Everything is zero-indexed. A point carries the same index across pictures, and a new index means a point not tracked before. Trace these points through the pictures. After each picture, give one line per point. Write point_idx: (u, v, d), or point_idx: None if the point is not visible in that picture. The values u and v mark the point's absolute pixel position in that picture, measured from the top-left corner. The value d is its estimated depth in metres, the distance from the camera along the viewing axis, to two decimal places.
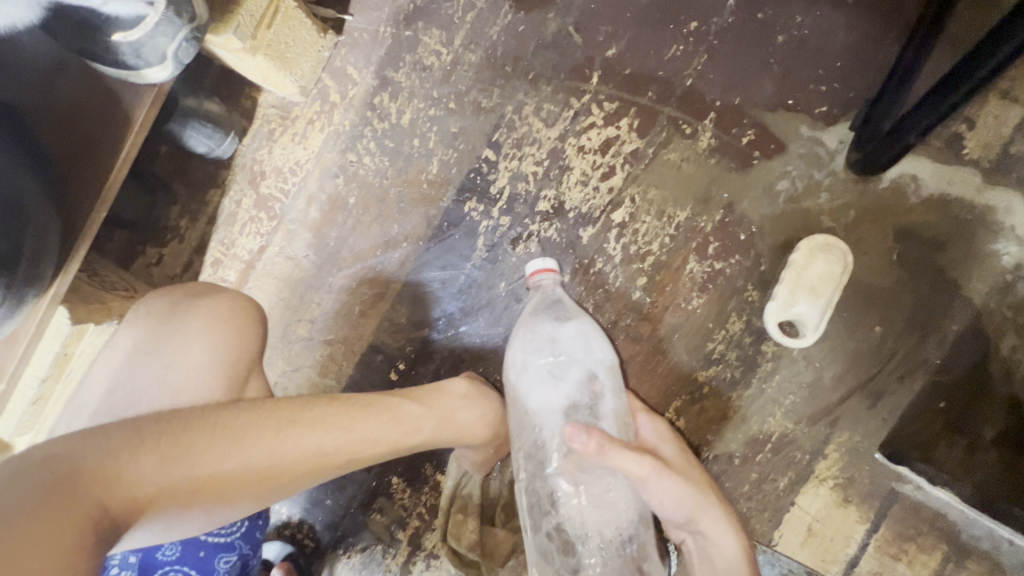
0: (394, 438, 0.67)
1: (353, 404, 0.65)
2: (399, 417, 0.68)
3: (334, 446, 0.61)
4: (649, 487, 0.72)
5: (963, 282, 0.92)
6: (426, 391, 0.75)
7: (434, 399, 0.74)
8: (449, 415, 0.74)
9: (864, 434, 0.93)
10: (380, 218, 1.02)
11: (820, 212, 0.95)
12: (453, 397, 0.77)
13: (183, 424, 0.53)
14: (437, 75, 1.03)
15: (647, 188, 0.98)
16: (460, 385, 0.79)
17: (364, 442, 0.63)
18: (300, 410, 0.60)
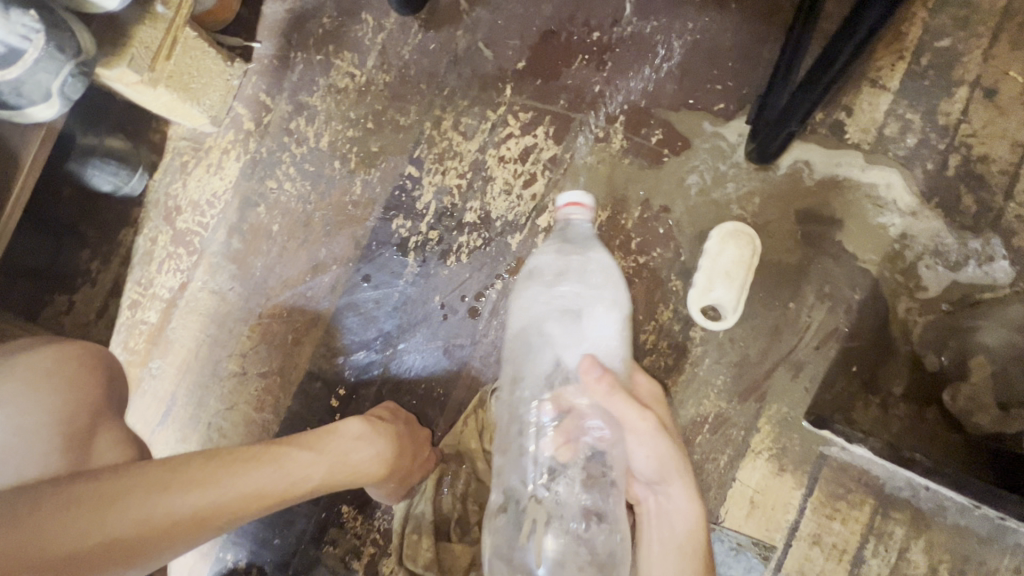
0: (282, 486, 0.63)
1: (232, 457, 0.62)
2: (287, 464, 0.64)
3: (208, 505, 0.58)
4: (642, 439, 0.75)
5: (860, 254, 1.01)
6: (323, 431, 0.71)
7: (330, 439, 0.70)
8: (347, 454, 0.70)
9: (791, 405, 0.99)
10: (306, 243, 1.01)
11: (729, 201, 1.01)
12: (353, 435, 0.73)
13: (43, 499, 0.54)
14: (353, 96, 1.03)
15: (569, 192, 1.01)
16: (359, 424, 0.75)
17: (244, 499, 0.60)
18: (174, 471, 0.58)
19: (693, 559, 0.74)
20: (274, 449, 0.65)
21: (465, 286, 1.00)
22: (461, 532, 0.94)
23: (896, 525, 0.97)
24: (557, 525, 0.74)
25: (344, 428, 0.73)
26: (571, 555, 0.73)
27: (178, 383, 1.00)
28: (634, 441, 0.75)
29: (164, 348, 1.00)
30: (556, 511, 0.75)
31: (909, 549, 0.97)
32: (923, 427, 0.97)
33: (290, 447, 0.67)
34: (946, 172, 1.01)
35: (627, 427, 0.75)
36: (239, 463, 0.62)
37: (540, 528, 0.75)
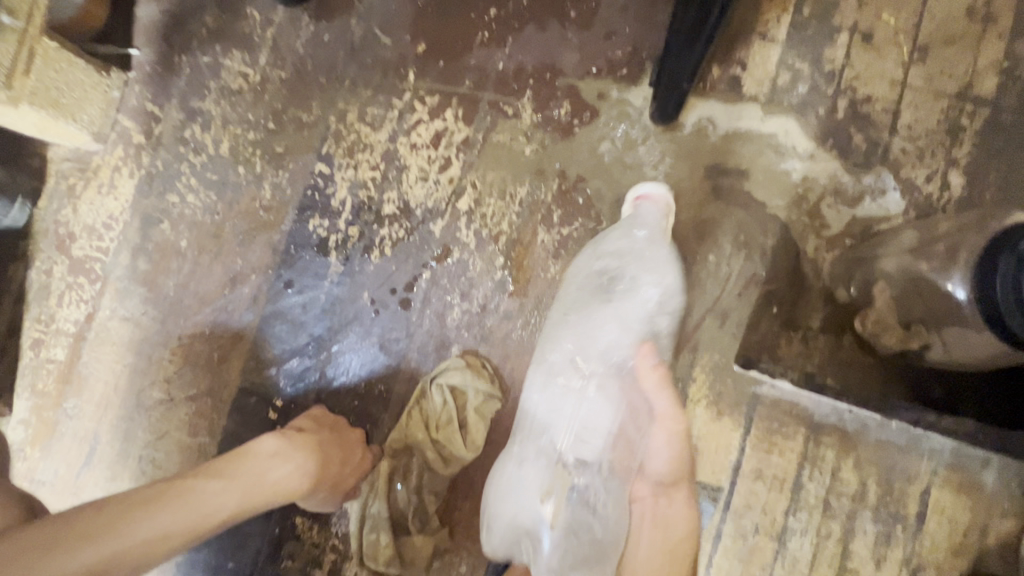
0: (195, 519, 0.66)
1: (134, 502, 0.63)
2: (197, 497, 0.67)
3: (113, 553, 0.59)
4: (664, 438, 0.76)
5: (768, 201, 1.06)
6: (235, 458, 0.74)
7: (243, 463, 0.73)
8: (263, 473, 0.74)
9: (721, 352, 1.04)
10: (219, 255, 0.96)
11: (642, 165, 1.03)
12: (266, 457, 0.76)
13: None
14: (249, 97, 0.98)
15: (485, 172, 1.01)
16: (272, 442, 0.78)
17: (144, 542, 0.61)
18: (59, 528, 0.58)
19: (678, 567, 0.73)
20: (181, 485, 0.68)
21: (393, 279, 0.99)
22: (421, 523, 0.95)
23: (827, 448, 1.04)
24: (569, 501, 0.78)
25: (259, 450, 0.76)
26: (564, 531, 0.78)
27: (99, 420, 0.94)
28: (654, 438, 0.77)
29: (77, 385, 0.94)
30: (576, 488, 0.78)
31: (840, 469, 1.04)
32: (841, 353, 1.03)
33: (200, 481, 0.69)
34: (836, 115, 1.07)
35: (656, 424, 0.76)
36: (144, 506, 0.63)
37: (557, 496, 0.79)
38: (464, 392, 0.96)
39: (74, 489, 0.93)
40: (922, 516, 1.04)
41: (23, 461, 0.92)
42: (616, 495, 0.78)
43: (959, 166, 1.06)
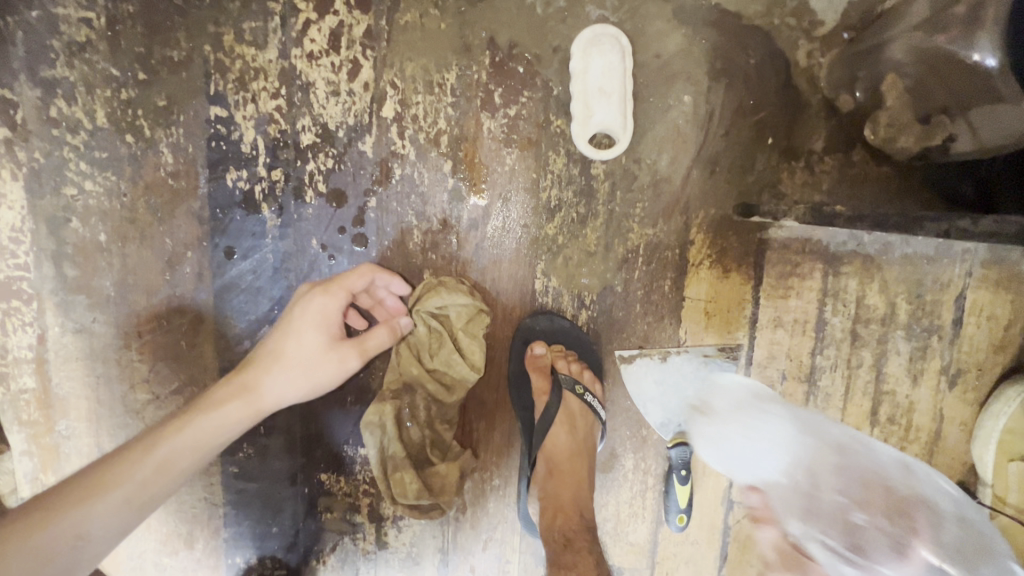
0: (142, 478, 0.68)
1: (89, 477, 0.66)
2: (140, 456, 0.69)
3: (63, 534, 0.63)
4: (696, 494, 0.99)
5: (744, 10, 0.88)
6: (196, 408, 0.74)
7: (198, 416, 0.73)
8: (262, 388, 0.77)
9: (718, 203, 0.93)
10: (145, 240, 0.87)
11: (584, 6, 0.86)
12: (278, 373, 0.77)
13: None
14: (104, 48, 0.82)
15: (402, 65, 0.85)
16: (307, 318, 0.79)
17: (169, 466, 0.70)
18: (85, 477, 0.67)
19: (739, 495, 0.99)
20: (126, 451, 0.70)
21: (338, 218, 0.88)
22: (441, 452, 0.93)
23: (849, 278, 0.96)
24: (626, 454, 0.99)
25: (284, 349, 0.78)
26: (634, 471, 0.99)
27: (97, 434, 0.91)
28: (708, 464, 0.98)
29: (61, 407, 0.90)
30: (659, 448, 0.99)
31: (865, 295, 0.97)
32: (852, 171, 0.90)
33: (150, 443, 0.70)
34: None
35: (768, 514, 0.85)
36: (91, 482, 0.66)
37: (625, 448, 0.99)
38: (447, 312, 0.89)
39: None
40: (959, 321, 0.97)
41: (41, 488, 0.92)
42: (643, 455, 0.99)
43: None
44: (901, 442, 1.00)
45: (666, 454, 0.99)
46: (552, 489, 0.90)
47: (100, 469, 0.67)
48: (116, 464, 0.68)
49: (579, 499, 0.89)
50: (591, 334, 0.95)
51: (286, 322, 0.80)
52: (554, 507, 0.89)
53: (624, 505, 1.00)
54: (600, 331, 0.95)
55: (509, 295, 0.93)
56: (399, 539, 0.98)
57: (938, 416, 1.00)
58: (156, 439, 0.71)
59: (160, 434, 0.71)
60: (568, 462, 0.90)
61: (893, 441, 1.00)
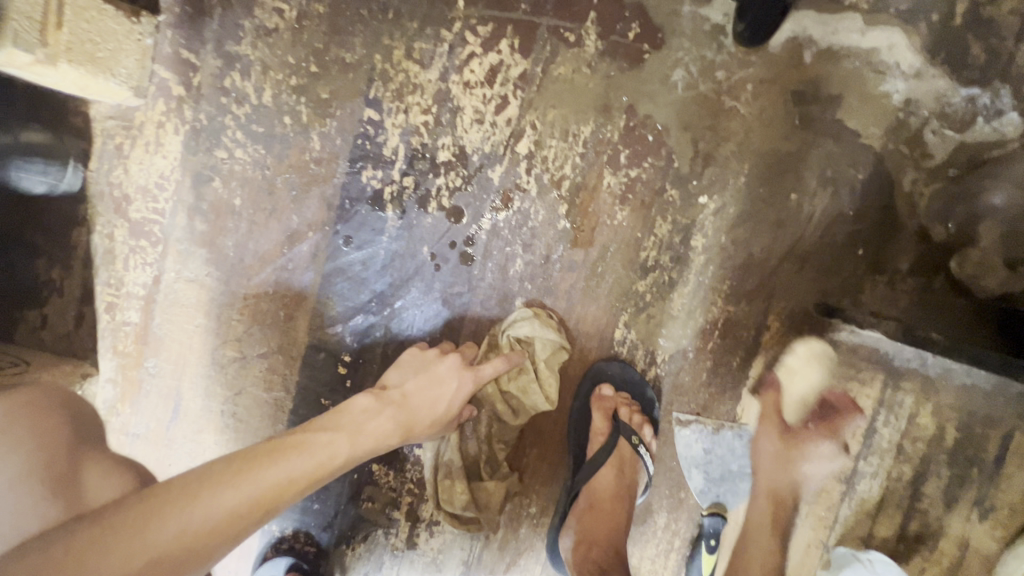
0: (314, 471, 0.73)
1: (268, 455, 0.71)
2: (314, 449, 0.74)
3: (246, 501, 0.66)
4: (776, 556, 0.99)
5: (863, 130, 0.95)
6: (356, 419, 0.81)
7: (362, 425, 0.80)
8: (410, 427, 0.84)
9: (799, 297, 0.98)
10: (274, 213, 0.94)
11: (720, 95, 0.93)
12: (425, 415, 0.86)
13: (188, 487, 0.64)
14: (287, 37, 0.90)
15: (546, 110, 0.92)
16: (459, 387, 0.89)
17: (339, 458, 0.76)
18: (272, 449, 0.72)
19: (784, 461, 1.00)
20: (300, 440, 0.75)
21: (452, 232, 0.95)
22: (491, 469, 0.98)
23: (906, 394, 1.01)
24: (659, 509, 1.02)
25: (435, 403, 0.87)
26: (663, 531, 1.02)
27: (180, 377, 0.97)
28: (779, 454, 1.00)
29: (155, 346, 0.96)
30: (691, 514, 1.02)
31: (918, 413, 1.01)
32: (931, 297, 0.96)
33: (319, 438, 0.76)
34: (953, 23, 0.93)
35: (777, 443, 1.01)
36: (274, 457, 0.71)
37: (659, 508, 1.02)
38: (533, 342, 0.94)
39: (166, 441, 0.97)
40: (1001, 459, 1.01)
41: (114, 417, 0.96)
42: (674, 519, 1.02)
43: None
44: (923, 563, 1.03)
45: (699, 521, 1.01)
46: (589, 523, 0.94)
47: (282, 448, 0.72)
48: (295, 448, 0.73)
49: (613, 537, 0.93)
50: (655, 391, 0.99)
51: (439, 381, 0.88)
52: (587, 539, 0.93)
53: (647, 561, 1.03)
54: (663, 390, 1.00)
55: (587, 338, 0.98)
56: (429, 543, 1.02)
57: (964, 545, 1.02)
58: (327, 440, 0.76)
59: (332, 434, 0.77)
60: (608, 501, 0.95)
61: (916, 558, 1.03)
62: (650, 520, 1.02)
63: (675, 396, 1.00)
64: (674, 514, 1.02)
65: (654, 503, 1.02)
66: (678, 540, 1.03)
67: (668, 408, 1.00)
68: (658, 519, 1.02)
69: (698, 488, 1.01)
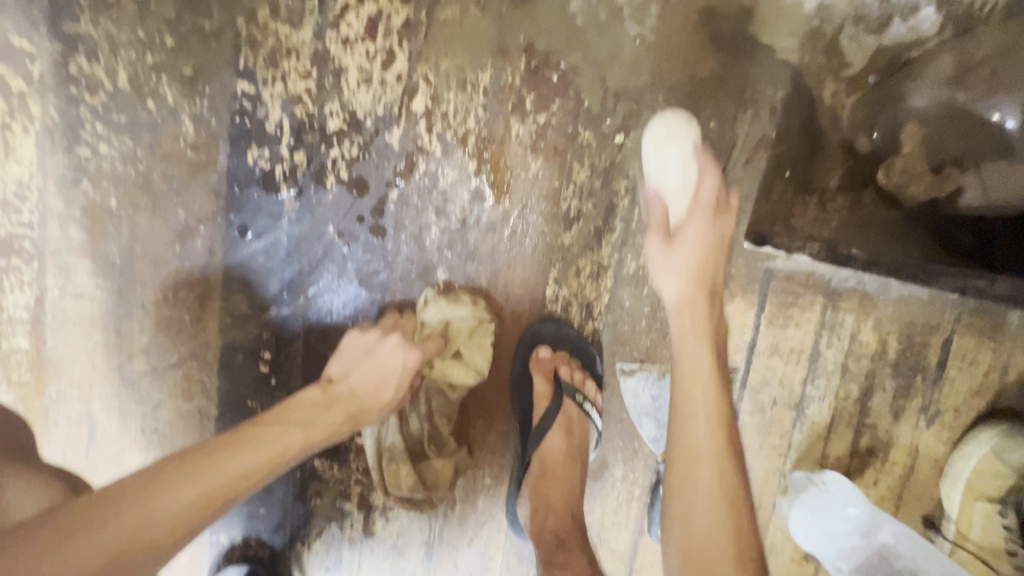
0: (270, 462, 0.69)
1: (218, 450, 0.67)
2: (265, 443, 0.70)
3: (198, 499, 0.62)
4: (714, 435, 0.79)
5: (777, 44, 0.90)
6: (309, 407, 0.77)
7: (315, 414, 0.76)
8: (363, 411, 0.80)
9: (731, 230, 0.94)
10: (157, 210, 0.85)
11: (623, 22, 0.86)
12: (375, 401, 0.82)
13: (134, 485, 0.60)
14: (132, 9, 0.80)
15: (438, 60, 0.84)
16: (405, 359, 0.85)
17: (295, 446, 0.72)
18: (222, 443, 0.68)
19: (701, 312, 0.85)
20: (250, 433, 0.70)
21: (357, 207, 0.88)
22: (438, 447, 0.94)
23: (846, 313, 0.99)
24: (615, 461, 1.00)
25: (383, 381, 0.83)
26: (621, 482, 1.01)
27: (89, 401, 0.90)
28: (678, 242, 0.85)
29: (54, 371, 0.88)
30: (648, 464, 1.01)
31: (859, 331, 1.00)
32: (862, 212, 0.91)
33: (269, 428, 0.72)
34: None
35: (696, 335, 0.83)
36: (226, 450, 0.67)
37: (616, 459, 1.01)
38: (450, 324, 0.90)
39: (88, 468, 0.91)
40: (943, 364, 1.01)
41: None
42: (631, 469, 1.01)
43: None
44: (876, 474, 1.05)
45: (656, 468, 1.00)
46: (543, 491, 0.93)
47: (235, 441, 0.69)
48: (247, 441, 0.69)
49: (569, 502, 0.93)
50: (595, 344, 0.96)
51: (383, 358, 0.84)
52: (544, 508, 0.92)
53: (609, 513, 1.02)
54: (604, 342, 0.96)
55: (519, 300, 0.94)
56: (386, 529, 0.99)
57: (913, 451, 1.04)
58: (279, 432, 0.72)
59: (286, 424, 0.73)
60: (560, 463, 0.93)
61: (869, 471, 1.04)
62: (608, 473, 1.01)
63: (618, 348, 0.97)
64: (630, 465, 1.01)
65: (610, 455, 1.00)
66: (638, 489, 1.01)
67: (611, 361, 0.97)
68: (616, 471, 1.01)
69: (650, 437, 0.99)
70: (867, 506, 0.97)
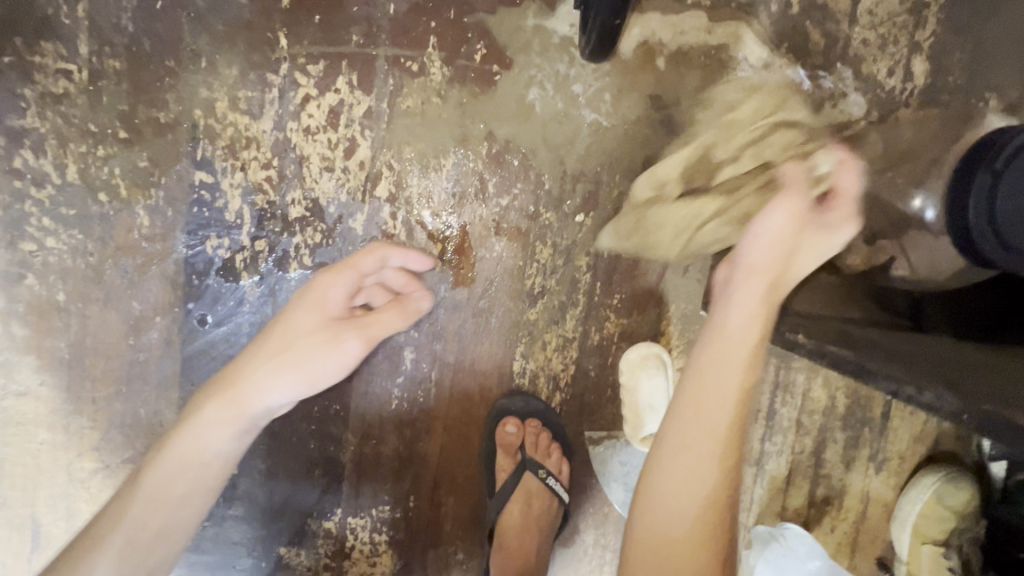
0: (132, 531, 0.67)
1: (92, 534, 0.67)
2: (127, 514, 0.68)
3: None
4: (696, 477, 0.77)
5: (724, 127, 0.95)
6: (183, 434, 0.71)
7: (184, 436, 0.71)
8: (249, 400, 0.72)
9: (688, 299, 0.98)
10: (110, 303, 0.82)
11: (579, 108, 0.90)
12: (275, 374, 0.73)
13: None
14: (82, 103, 0.78)
15: (400, 148, 0.86)
16: (313, 319, 0.76)
17: (163, 495, 0.69)
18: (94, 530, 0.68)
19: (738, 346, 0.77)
20: (117, 504, 0.69)
21: None
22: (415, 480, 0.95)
23: (797, 372, 1.05)
24: (587, 527, 1.00)
25: (290, 344, 0.74)
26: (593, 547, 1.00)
27: (33, 503, 0.85)
28: (805, 241, 0.79)
29: None
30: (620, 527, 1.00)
31: (810, 388, 1.06)
32: None
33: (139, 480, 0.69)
34: (791, 11, 0.94)
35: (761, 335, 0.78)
36: (88, 542, 0.67)
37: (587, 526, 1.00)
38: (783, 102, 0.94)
39: None
40: (886, 416, 1.08)
41: None
42: (604, 532, 1.00)
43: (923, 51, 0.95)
44: (832, 522, 1.09)
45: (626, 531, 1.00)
46: (500, 563, 0.92)
47: (100, 522, 0.68)
48: (113, 515, 0.68)
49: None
50: (563, 416, 0.97)
51: (286, 339, 0.74)
52: None
53: None
54: (572, 413, 0.98)
55: (486, 376, 0.95)
56: None
57: (865, 498, 1.09)
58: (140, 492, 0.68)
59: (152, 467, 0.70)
60: (516, 537, 0.93)
61: (826, 519, 1.09)
62: (579, 539, 1.00)
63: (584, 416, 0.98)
64: (602, 529, 1.00)
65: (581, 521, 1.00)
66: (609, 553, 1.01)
67: (578, 428, 0.98)
68: (587, 537, 1.00)
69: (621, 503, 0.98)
70: (826, 560, 1.03)
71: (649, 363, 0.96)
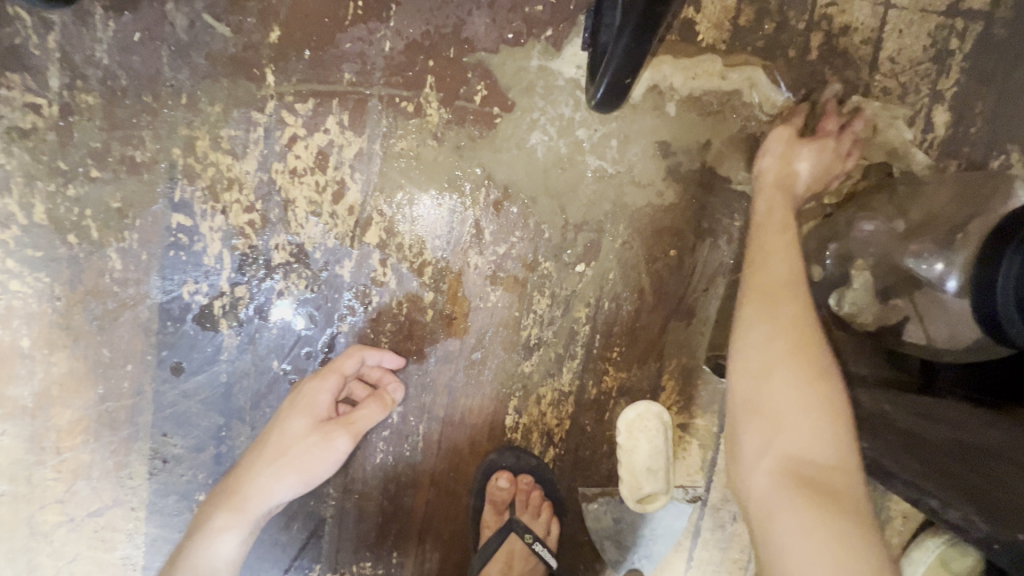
0: None
1: None
2: None
3: None
4: (768, 457, 0.63)
5: (734, 175, 0.90)
6: (192, 538, 0.72)
7: (193, 544, 0.71)
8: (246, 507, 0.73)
9: (692, 353, 0.93)
10: (78, 350, 0.77)
11: (584, 154, 0.85)
12: (272, 481, 0.74)
13: None
14: (52, 139, 0.73)
15: (393, 193, 0.81)
16: (302, 424, 0.76)
17: None
18: None
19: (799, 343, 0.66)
20: None
21: (305, 340, 0.82)
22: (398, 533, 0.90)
23: None
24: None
25: (286, 452, 0.74)
26: None
27: None
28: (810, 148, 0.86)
29: None
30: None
31: None
32: None
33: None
34: (809, 56, 0.89)
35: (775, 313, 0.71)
36: None
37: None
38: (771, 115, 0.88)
39: None
40: None
41: None
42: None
43: (945, 101, 0.91)
44: None
45: None
46: None
47: None
48: None
49: None
50: (556, 472, 0.93)
51: (279, 444, 0.75)
52: None
53: None
54: (566, 469, 0.93)
55: (477, 430, 0.90)
56: None
57: None
58: None
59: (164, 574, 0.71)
60: None
61: None
62: None
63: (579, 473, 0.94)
64: None
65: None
66: None
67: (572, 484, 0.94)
68: None
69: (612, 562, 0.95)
70: None
71: (648, 422, 0.92)
